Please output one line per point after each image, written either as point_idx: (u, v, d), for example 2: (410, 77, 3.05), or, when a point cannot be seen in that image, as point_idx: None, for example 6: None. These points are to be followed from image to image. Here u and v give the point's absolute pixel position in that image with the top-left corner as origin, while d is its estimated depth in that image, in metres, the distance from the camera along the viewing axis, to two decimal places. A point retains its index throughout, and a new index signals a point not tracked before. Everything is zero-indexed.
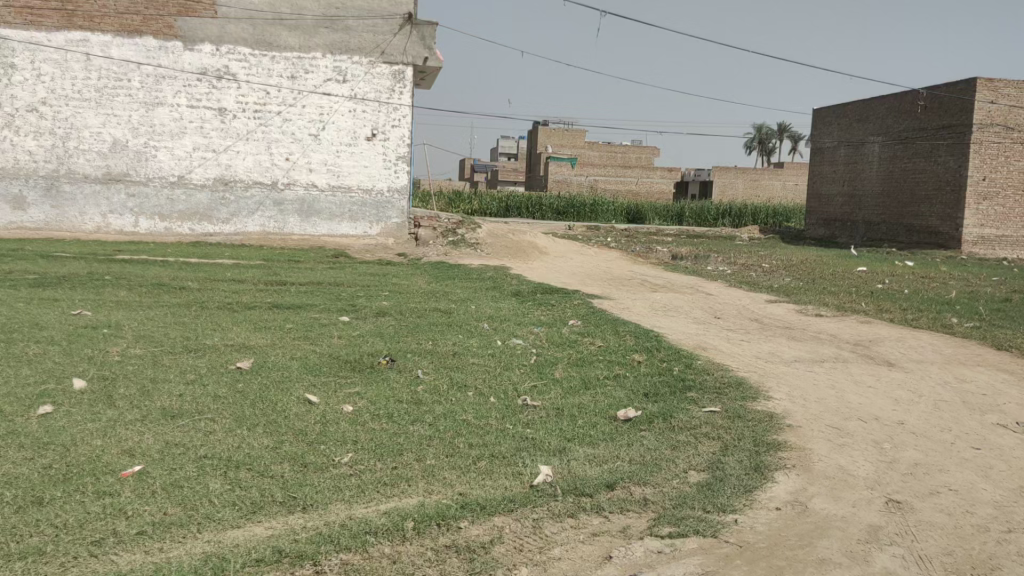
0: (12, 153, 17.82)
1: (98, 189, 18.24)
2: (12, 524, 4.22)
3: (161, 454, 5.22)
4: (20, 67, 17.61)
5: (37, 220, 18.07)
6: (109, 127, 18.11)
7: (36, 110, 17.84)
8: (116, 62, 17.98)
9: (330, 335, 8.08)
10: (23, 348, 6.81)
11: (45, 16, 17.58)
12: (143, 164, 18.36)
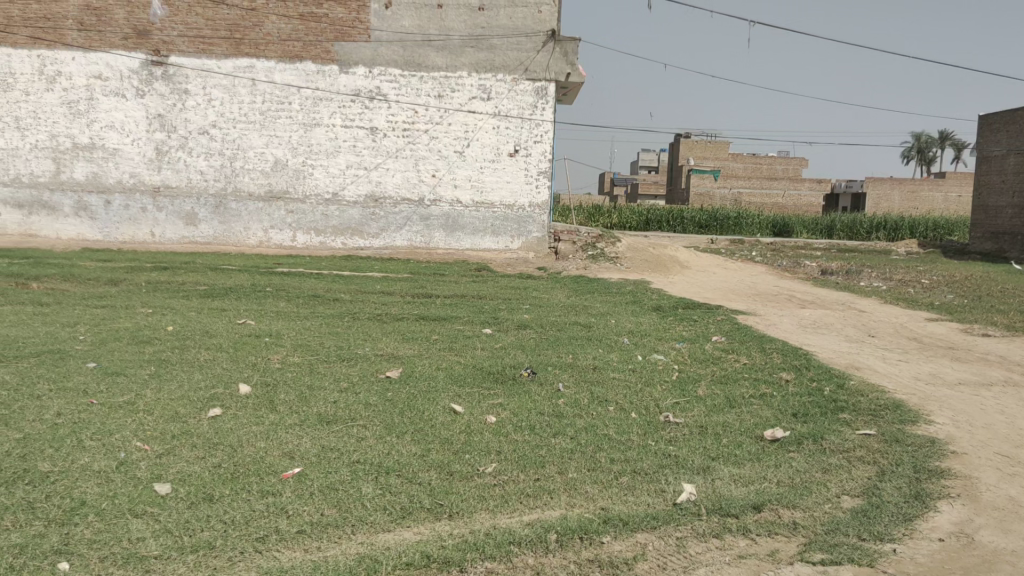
0: (186, 173, 19.29)
1: (261, 206, 19.45)
2: (186, 518, 4.55)
3: (318, 458, 5.50)
4: (193, 93, 19.02)
5: (207, 235, 19.47)
6: (271, 147, 19.31)
7: (207, 133, 19.19)
8: (278, 86, 19.13)
9: (474, 347, 8.26)
10: (195, 354, 7.34)
11: (216, 44, 18.92)
12: (301, 182, 19.45)
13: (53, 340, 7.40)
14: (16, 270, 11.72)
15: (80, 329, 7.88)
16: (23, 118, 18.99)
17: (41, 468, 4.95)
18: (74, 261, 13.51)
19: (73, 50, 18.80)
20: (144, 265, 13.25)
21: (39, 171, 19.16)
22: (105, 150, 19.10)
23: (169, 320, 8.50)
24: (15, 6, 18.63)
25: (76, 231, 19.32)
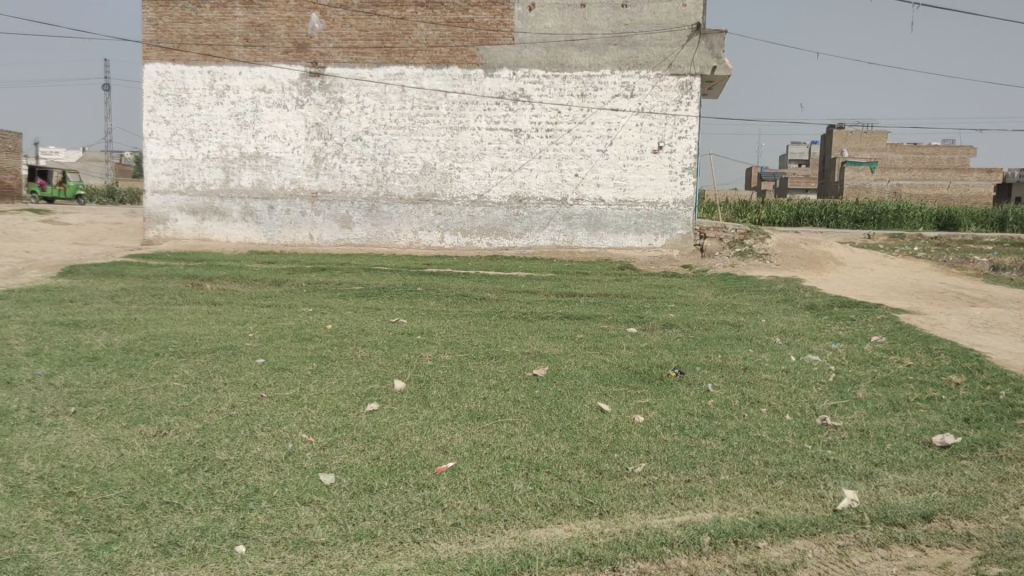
0: (341, 178, 20.21)
1: (411, 209, 20.10)
2: (349, 507, 4.77)
3: (470, 453, 5.63)
4: (348, 101, 19.92)
5: (361, 237, 20.31)
6: (420, 151, 19.96)
7: (360, 139, 20.06)
8: (426, 91, 19.74)
9: (620, 346, 8.23)
10: (353, 351, 7.69)
11: (368, 54, 19.73)
12: (448, 185, 19.97)
13: (226, 337, 7.92)
14: (192, 272, 12.60)
15: (250, 327, 8.39)
16: (196, 130, 20.39)
17: (217, 457, 5.31)
18: (242, 263, 14.39)
19: (240, 64, 20.07)
20: (304, 267, 13.93)
21: (210, 179, 20.54)
22: (268, 159, 20.28)
23: (328, 319, 8.92)
24: (188, 25, 20.06)
25: (242, 235, 20.62)
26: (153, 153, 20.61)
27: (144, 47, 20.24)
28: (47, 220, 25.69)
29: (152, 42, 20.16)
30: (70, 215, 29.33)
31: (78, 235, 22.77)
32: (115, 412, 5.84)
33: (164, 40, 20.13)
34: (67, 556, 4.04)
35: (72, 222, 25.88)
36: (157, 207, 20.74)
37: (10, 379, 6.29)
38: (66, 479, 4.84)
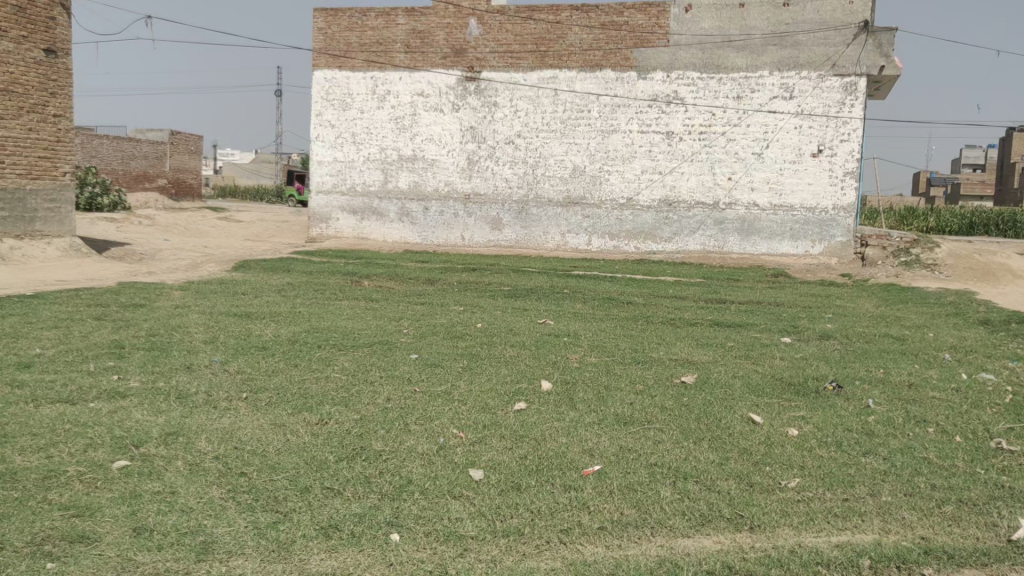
0: (493, 181, 20.62)
1: (559, 212, 20.28)
2: (498, 504, 4.86)
3: (617, 457, 5.61)
4: (502, 105, 20.30)
5: (511, 239, 20.70)
6: (571, 154, 20.05)
7: (513, 142, 20.39)
8: (579, 94, 19.82)
9: (773, 356, 7.96)
10: (502, 350, 7.83)
11: (523, 58, 20.04)
12: (597, 188, 19.97)
13: (381, 333, 8.24)
14: (353, 270, 13.20)
15: (403, 323, 8.69)
16: (359, 134, 21.38)
17: (374, 447, 5.54)
18: (398, 262, 14.98)
19: (400, 70, 20.86)
20: (456, 266, 14.30)
21: (370, 181, 21.47)
22: (424, 161, 20.96)
23: (478, 318, 9.12)
24: (354, 33, 21.05)
25: (398, 235, 21.44)
26: (319, 155, 21.80)
27: (314, 55, 21.48)
28: (224, 218, 27.68)
29: (321, 50, 21.35)
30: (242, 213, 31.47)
31: (250, 231, 24.40)
32: (282, 399, 6.20)
33: (331, 48, 21.27)
34: (238, 533, 4.32)
35: (244, 220, 27.75)
36: (321, 207, 21.93)
37: (191, 364, 6.81)
38: (238, 460, 5.18)
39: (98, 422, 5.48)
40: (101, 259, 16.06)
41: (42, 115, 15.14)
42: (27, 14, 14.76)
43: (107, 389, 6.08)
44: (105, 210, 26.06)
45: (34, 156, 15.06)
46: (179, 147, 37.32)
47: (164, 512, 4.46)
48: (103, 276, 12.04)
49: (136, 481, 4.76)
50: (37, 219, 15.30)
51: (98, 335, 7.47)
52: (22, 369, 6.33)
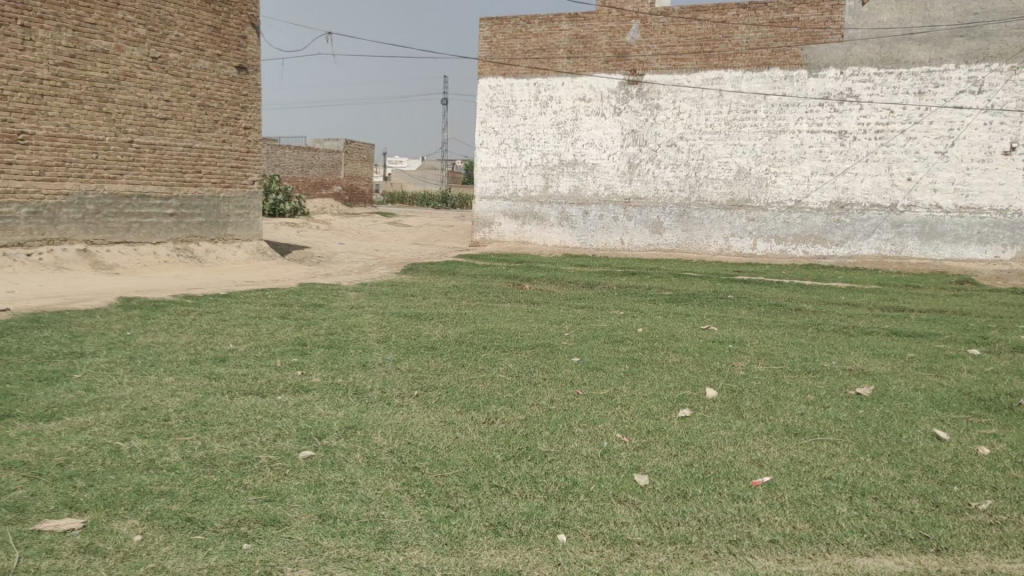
0: (654, 184, 20.46)
1: (723, 215, 19.85)
2: (664, 510, 4.80)
3: (788, 469, 5.41)
4: (664, 107, 20.13)
5: (671, 242, 20.47)
6: (735, 156, 19.56)
7: (675, 145, 20.14)
8: (745, 95, 19.32)
9: (958, 368, 7.46)
10: (665, 355, 7.74)
11: (687, 59, 19.78)
12: (763, 190, 19.37)
13: (544, 335, 8.37)
14: (515, 273, 13.45)
15: (565, 326, 8.78)
16: (521, 140, 21.80)
17: (539, 447, 5.62)
18: (558, 265, 15.17)
19: (564, 75, 21.12)
20: (616, 270, 14.31)
21: (532, 186, 21.81)
22: (585, 166, 21.09)
23: (639, 322, 9.06)
24: (519, 40, 21.52)
25: (559, 238, 21.65)
26: (483, 161, 22.43)
27: (480, 63, 22.11)
28: (392, 222, 28.93)
29: (487, 57, 21.96)
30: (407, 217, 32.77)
31: (417, 235, 25.40)
32: (451, 398, 6.41)
33: (497, 55, 21.84)
34: (414, 525, 4.49)
35: (410, 224, 28.90)
36: (484, 212, 22.52)
37: (366, 362, 7.15)
38: (411, 455, 5.39)
39: (285, 414, 5.86)
40: (282, 261, 17.19)
41: (234, 127, 16.38)
42: (222, 34, 15.99)
43: (292, 383, 6.48)
44: (286, 216, 27.81)
45: (226, 166, 16.31)
46: (352, 155, 39.35)
47: (346, 501, 4.70)
48: (288, 277, 12.88)
49: (319, 471, 5.05)
50: (228, 224, 16.57)
51: (283, 332, 7.99)
52: (218, 363, 6.86)
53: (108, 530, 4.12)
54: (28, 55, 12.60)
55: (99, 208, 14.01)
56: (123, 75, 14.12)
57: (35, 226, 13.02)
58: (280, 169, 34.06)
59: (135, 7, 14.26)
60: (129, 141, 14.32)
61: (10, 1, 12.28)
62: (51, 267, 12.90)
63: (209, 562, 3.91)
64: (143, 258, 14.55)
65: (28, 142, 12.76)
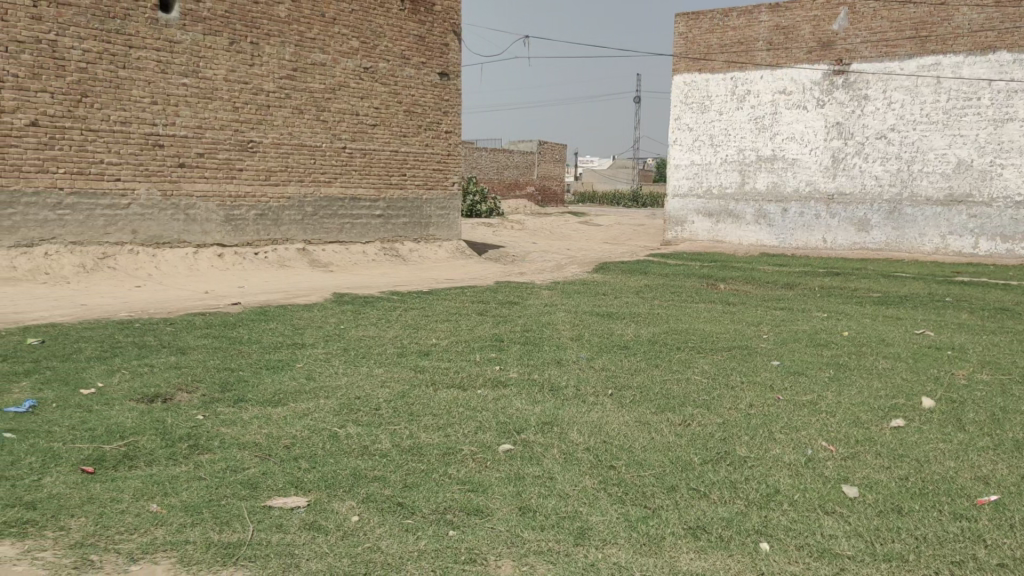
0: (861, 180, 19.31)
1: (939, 211, 18.45)
2: (876, 526, 4.50)
3: (1018, 489, 4.93)
4: (874, 97, 18.95)
5: (879, 241, 19.28)
6: (955, 148, 18.08)
7: (886, 137, 18.91)
8: (967, 81, 17.80)
9: None
10: (874, 361, 7.30)
11: (900, 46, 18.50)
12: (987, 184, 17.79)
13: (741, 337, 8.12)
14: (710, 273, 13.16)
15: (764, 328, 8.48)
16: (717, 136, 21.33)
17: (738, 452, 5.46)
18: (754, 265, 14.69)
19: (763, 68, 20.47)
20: (817, 271, 13.66)
21: (727, 183, 21.28)
22: (785, 161, 20.28)
23: (844, 326, 8.59)
24: (716, 35, 21.08)
25: (755, 237, 20.97)
26: (677, 159, 22.16)
27: (675, 60, 21.90)
28: (583, 221, 29.17)
29: (682, 54, 21.71)
30: (596, 216, 32.86)
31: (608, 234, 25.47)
32: (645, 398, 6.37)
33: (692, 51, 21.53)
34: (612, 523, 4.49)
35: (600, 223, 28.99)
36: (677, 210, 22.24)
37: (561, 359, 7.26)
38: (607, 454, 5.40)
39: (485, 407, 6.06)
40: (480, 261, 17.80)
41: (436, 132, 17.13)
42: (426, 42, 16.74)
43: (491, 377, 6.70)
44: (482, 216, 28.74)
45: (428, 169, 17.08)
46: (546, 156, 39.97)
47: (544, 496, 4.78)
48: (485, 276, 13.27)
49: (518, 464, 5.18)
50: (430, 225, 17.36)
51: (482, 328, 8.27)
52: (423, 356, 7.20)
53: (329, 510, 4.43)
54: (256, 70, 13.78)
55: (316, 210, 15.11)
56: (338, 85, 15.13)
57: (261, 227, 14.25)
58: (476, 171, 35.22)
59: (349, 21, 15.23)
60: (342, 147, 15.33)
61: (242, 21, 13.49)
62: (274, 265, 14.07)
63: (419, 546, 4.10)
64: (354, 256, 15.54)
65: (257, 150, 13.95)
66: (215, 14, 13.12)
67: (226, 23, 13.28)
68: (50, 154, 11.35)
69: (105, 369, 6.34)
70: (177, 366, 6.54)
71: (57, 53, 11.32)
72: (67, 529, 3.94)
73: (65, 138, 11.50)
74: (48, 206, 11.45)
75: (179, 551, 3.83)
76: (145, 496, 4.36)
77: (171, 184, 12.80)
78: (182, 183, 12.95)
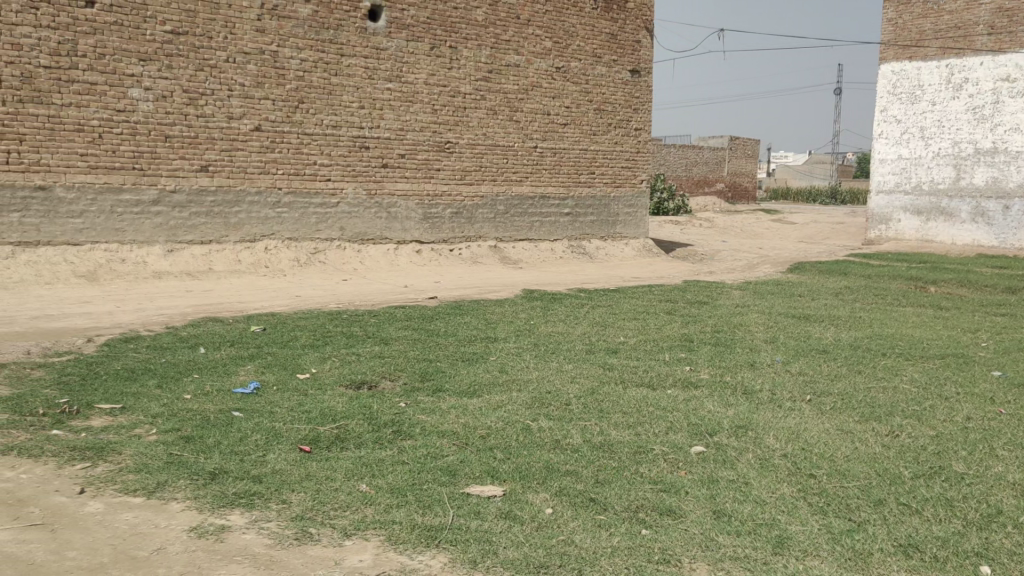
0: None
1: None
2: None
3: None
4: None
5: None
6: None
7: None
8: None
9: None
10: None
11: None
12: None
13: (956, 344, 7.54)
14: (918, 274, 12.31)
15: (983, 335, 7.83)
16: (928, 128, 19.89)
17: (954, 468, 5.05)
18: (971, 267, 13.60)
19: (983, 54, 18.81)
20: None
21: (940, 178, 19.80)
22: (1007, 154, 18.53)
23: None
24: (929, 20, 19.57)
25: (971, 237, 19.43)
26: (882, 153, 20.88)
27: (882, 48, 20.57)
28: (774, 219, 28.12)
29: (890, 41, 20.34)
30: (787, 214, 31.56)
31: (801, 233, 24.39)
32: (847, 405, 6.04)
33: (902, 38, 20.12)
34: (813, 534, 4.26)
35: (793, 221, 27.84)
36: (883, 208, 20.96)
37: (754, 362, 7.02)
38: (807, 462, 5.16)
39: (676, 407, 5.97)
40: (667, 259, 17.58)
41: (625, 129, 17.08)
42: (619, 40, 16.72)
43: (681, 378, 6.59)
44: (669, 214, 28.35)
45: (617, 167, 17.05)
46: (738, 152, 38.75)
47: (740, 501, 4.62)
48: (673, 274, 13.09)
49: (712, 467, 5.06)
50: (618, 223, 17.33)
51: (671, 327, 8.17)
52: (612, 354, 7.21)
53: (524, 500, 4.53)
54: (455, 73, 14.31)
55: (508, 209, 15.48)
56: (531, 85, 15.41)
57: (457, 225, 14.79)
58: (664, 168, 34.74)
59: (543, 22, 15.48)
60: (534, 146, 15.61)
61: (442, 26, 14.04)
62: (468, 262, 14.59)
63: (612, 543, 4.09)
64: (543, 254, 15.80)
65: (453, 150, 14.48)
66: (419, 21, 13.75)
67: (428, 29, 13.88)
68: (271, 157, 12.34)
69: (318, 356, 6.81)
70: (381, 355, 6.92)
71: (278, 63, 12.28)
72: (289, 502, 4.25)
73: (283, 142, 12.45)
74: (268, 204, 12.45)
75: (387, 530, 4.04)
76: (355, 476, 4.64)
77: (376, 184, 13.57)
78: (385, 183, 13.69)
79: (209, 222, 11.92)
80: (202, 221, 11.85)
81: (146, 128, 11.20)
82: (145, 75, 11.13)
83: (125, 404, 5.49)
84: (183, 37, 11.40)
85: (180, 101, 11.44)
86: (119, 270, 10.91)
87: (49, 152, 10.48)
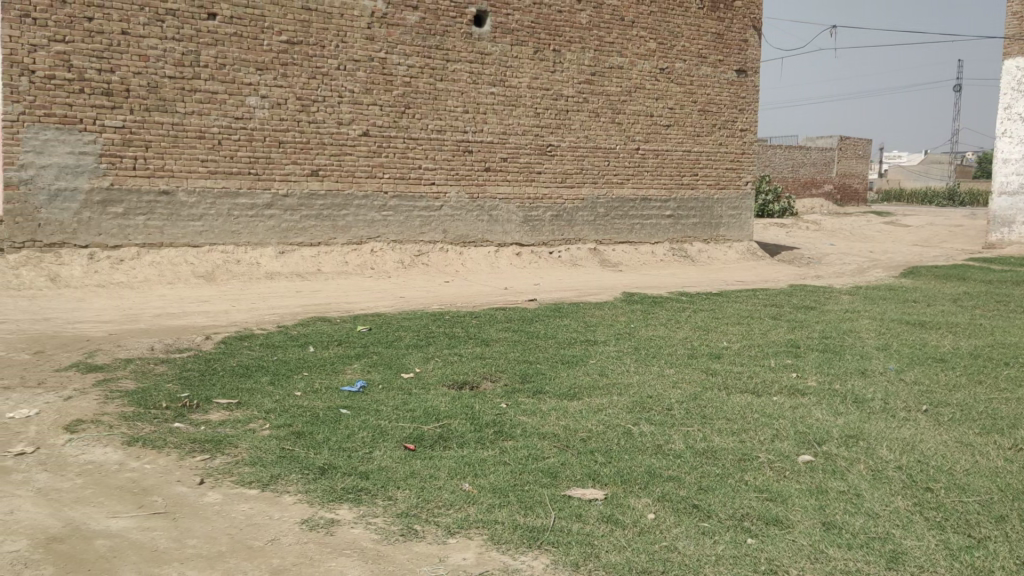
0: None
1: None
2: None
3: None
4: None
5: None
6: None
7: None
8: None
9: None
10: None
11: None
12: None
13: None
14: None
15: None
16: None
17: None
18: None
19: None
20: None
21: None
22: None
23: None
24: None
25: None
26: (1006, 152, 19.77)
27: (1006, 42, 19.49)
28: (886, 221, 27.05)
29: (1016, 35, 19.26)
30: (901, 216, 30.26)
31: (915, 235, 23.35)
32: (967, 417, 5.75)
33: None
34: (930, 550, 4.06)
35: (908, 223, 26.67)
36: (1006, 209, 19.88)
37: (865, 370, 6.77)
38: (922, 474, 4.93)
39: (782, 415, 5.82)
40: (772, 262, 17.14)
41: (731, 130, 16.73)
42: (725, 40, 16.40)
43: (788, 385, 6.41)
44: (773, 216, 27.64)
45: (721, 168, 16.72)
46: (848, 152, 37.40)
47: (851, 513, 4.46)
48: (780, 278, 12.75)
49: (821, 477, 4.90)
50: (721, 225, 17.00)
51: (776, 333, 7.96)
52: (715, 358, 7.09)
53: (625, 504, 4.49)
54: (558, 76, 14.34)
55: (608, 211, 15.41)
56: (635, 87, 15.30)
57: (557, 227, 14.82)
58: (769, 168, 33.84)
59: (648, 23, 15.34)
60: (636, 148, 15.49)
61: (546, 30, 14.10)
62: (568, 264, 14.60)
63: (716, 551, 4.01)
64: (644, 256, 15.66)
65: (556, 153, 14.52)
66: (522, 25, 13.85)
67: (531, 33, 13.96)
68: (378, 161, 12.65)
69: (421, 356, 6.95)
70: (482, 356, 7.00)
71: (386, 70, 12.59)
72: (394, 499, 4.35)
73: (390, 146, 12.75)
74: (375, 207, 12.77)
75: (489, 529, 4.08)
76: (458, 475, 4.70)
77: (478, 187, 13.74)
78: (487, 186, 13.85)
79: (319, 224, 12.32)
80: (313, 223, 12.25)
81: (261, 135, 11.68)
82: (261, 83, 11.60)
83: (240, 399, 5.74)
84: (297, 46, 11.82)
85: (294, 108, 11.87)
86: (235, 270, 11.39)
87: (172, 158, 11.05)
